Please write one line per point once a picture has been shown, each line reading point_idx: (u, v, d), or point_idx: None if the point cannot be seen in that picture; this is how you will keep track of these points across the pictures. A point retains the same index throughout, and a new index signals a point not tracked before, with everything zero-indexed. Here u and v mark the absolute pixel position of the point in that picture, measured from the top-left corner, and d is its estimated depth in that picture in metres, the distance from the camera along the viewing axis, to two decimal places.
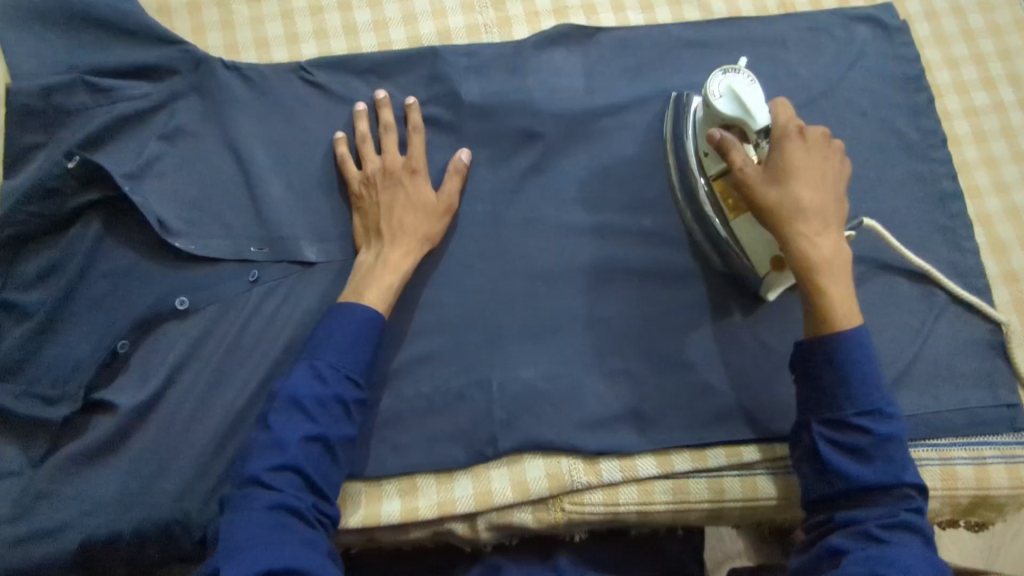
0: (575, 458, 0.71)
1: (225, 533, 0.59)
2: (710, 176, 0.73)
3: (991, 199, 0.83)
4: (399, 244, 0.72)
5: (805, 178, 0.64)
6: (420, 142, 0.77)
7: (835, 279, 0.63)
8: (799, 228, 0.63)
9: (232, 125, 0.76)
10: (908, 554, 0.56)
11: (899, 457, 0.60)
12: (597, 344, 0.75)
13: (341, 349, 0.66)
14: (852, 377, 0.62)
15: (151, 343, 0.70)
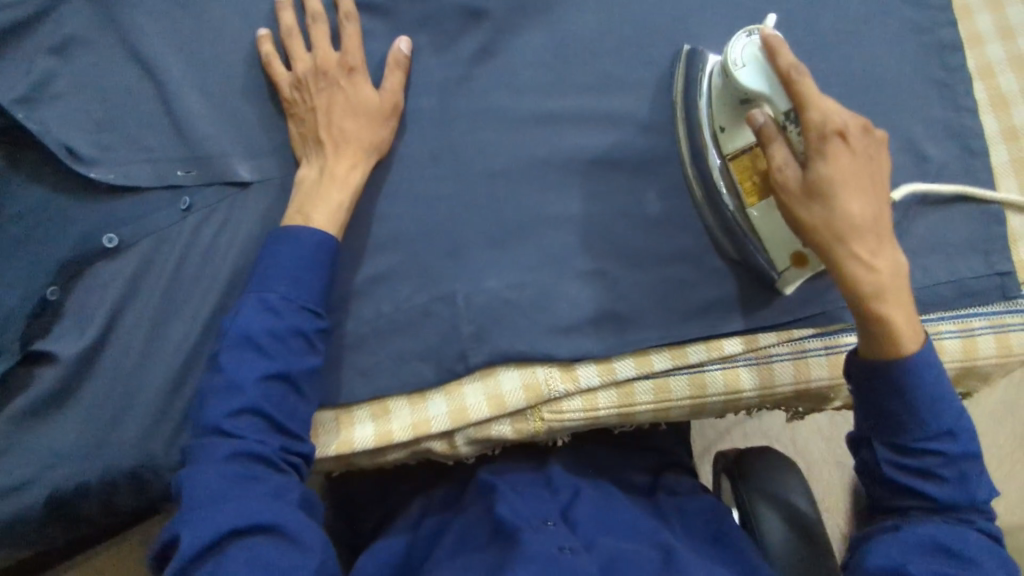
0: (551, 366, 0.68)
1: (186, 483, 0.57)
2: (728, 155, 0.65)
3: (992, 46, 0.74)
4: (343, 154, 0.67)
5: (856, 191, 0.55)
6: (354, 34, 0.69)
7: (893, 305, 0.56)
8: (852, 251, 0.55)
9: (139, 31, 0.69)
10: (977, 541, 0.58)
11: (970, 476, 0.59)
12: (566, 246, 0.69)
13: (285, 276, 0.62)
14: (924, 403, 0.58)
15: (84, 285, 0.66)
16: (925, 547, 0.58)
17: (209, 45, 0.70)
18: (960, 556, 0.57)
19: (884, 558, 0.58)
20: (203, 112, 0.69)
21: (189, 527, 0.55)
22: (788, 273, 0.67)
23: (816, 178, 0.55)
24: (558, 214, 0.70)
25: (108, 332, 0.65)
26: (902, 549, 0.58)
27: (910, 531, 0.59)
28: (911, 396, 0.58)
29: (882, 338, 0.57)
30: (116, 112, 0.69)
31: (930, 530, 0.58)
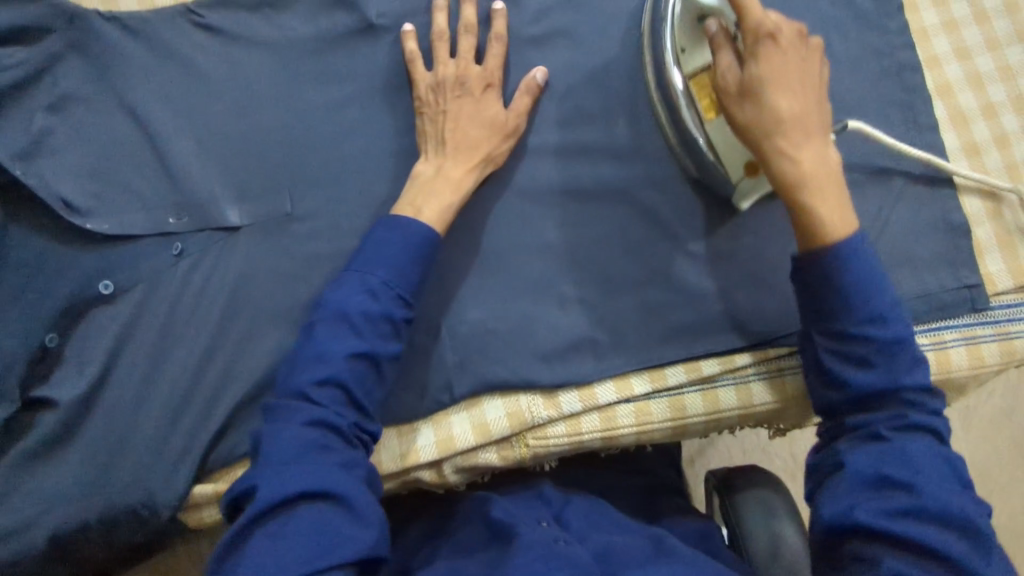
0: (534, 393, 0.70)
1: (265, 439, 0.58)
2: (687, 74, 0.66)
3: (951, 66, 0.77)
4: (461, 158, 0.69)
5: (785, 85, 0.60)
6: (500, 52, 0.73)
7: (821, 197, 0.60)
8: (779, 145, 0.60)
9: (131, 88, 0.73)
10: (919, 452, 0.56)
11: (905, 363, 0.58)
12: (544, 274, 0.72)
13: (391, 262, 0.64)
14: (851, 285, 0.58)
15: (80, 332, 0.69)
16: (868, 483, 0.55)
17: (197, 97, 0.73)
18: (903, 484, 0.54)
19: (834, 507, 0.55)
20: (193, 161, 0.72)
21: (262, 484, 0.55)
22: (742, 183, 0.69)
23: (751, 77, 0.60)
24: (538, 243, 0.72)
25: (105, 374, 0.68)
26: (851, 496, 0.55)
27: (850, 472, 0.56)
28: (841, 286, 0.59)
29: (807, 220, 0.60)
30: (110, 162, 0.72)
31: (873, 460, 0.56)
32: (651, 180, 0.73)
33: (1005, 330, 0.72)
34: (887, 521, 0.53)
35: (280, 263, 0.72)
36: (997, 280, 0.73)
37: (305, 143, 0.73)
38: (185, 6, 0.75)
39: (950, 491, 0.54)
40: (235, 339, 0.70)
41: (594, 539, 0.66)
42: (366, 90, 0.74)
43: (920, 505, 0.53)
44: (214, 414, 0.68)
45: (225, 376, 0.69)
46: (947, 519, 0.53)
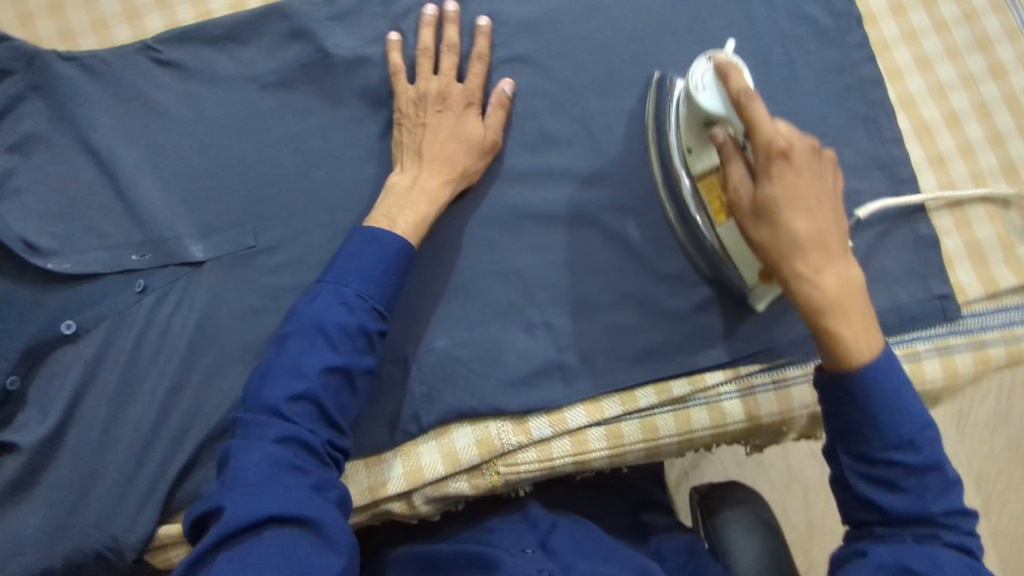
0: (503, 420, 0.69)
1: (234, 457, 0.56)
2: (696, 176, 0.65)
3: (913, 78, 0.77)
4: (436, 171, 0.69)
5: (801, 206, 0.56)
6: (483, 71, 0.73)
7: (845, 320, 0.56)
8: (798, 267, 0.56)
9: (92, 127, 0.73)
10: (949, 568, 0.54)
11: (934, 486, 0.55)
12: (510, 299, 0.71)
13: (365, 275, 0.64)
14: (881, 415, 0.55)
15: (44, 373, 0.68)
16: (887, 568, 0.54)
17: (158, 133, 0.73)
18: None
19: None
20: (154, 197, 0.72)
21: (231, 505, 0.54)
22: (759, 288, 0.67)
23: (763, 197, 0.56)
24: (502, 269, 0.72)
25: (69, 416, 0.68)
26: (867, 573, 0.54)
27: (870, 557, 0.55)
28: (866, 403, 0.56)
29: (830, 338, 0.56)
30: (72, 202, 0.72)
31: (892, 552, 0.55)
32: (613, 201, 0.73)
33: (978, 338, 0.72)
34: None
35: (244, 298, 0.71)
36: (969, 289, 0.72)
37: (267, 176, 0.73)
38: (143, 42, 0.75)
39: None
40: (200, 376, 0.69)
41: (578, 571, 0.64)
42: (326, 122, 0.74)
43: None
44: (179, 452, 0.68)
45: (190, 414, 0.69)
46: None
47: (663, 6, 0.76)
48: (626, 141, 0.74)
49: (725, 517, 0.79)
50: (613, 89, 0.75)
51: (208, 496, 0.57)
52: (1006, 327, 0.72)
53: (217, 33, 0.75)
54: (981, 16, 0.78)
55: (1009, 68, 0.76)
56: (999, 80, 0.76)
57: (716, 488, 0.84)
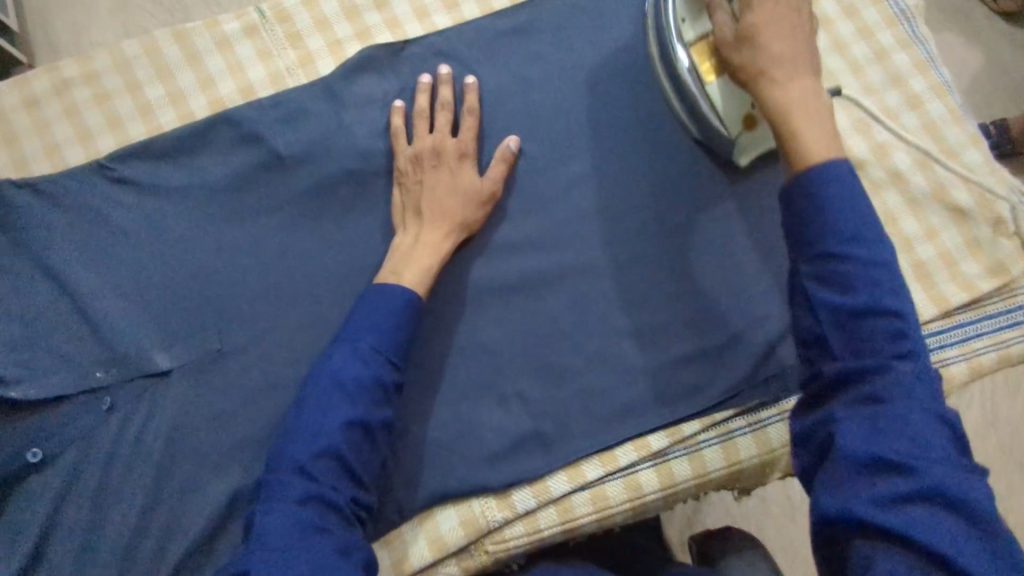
0: (486, 497, 0.69)
1: (260, 520, 0.56)
2: (688, 45, 0.67)
3: (837, 115, 0.81)
4: (437, 227, 0.72)
5: (782, 29, 0.56)
6: (474, 125, 0.76)
7: (806, 119, 0.54)
8: (771, 75, 0.56)
9: (50, 251, 0.73)
10: (881, 328, 0.49)
11: (924, 396, 0.48)
12: (480, 373, 0.72)
13: (377, 329, 0.65)
14: (833, 198, 0.51)
15: (13, 507, 0.67)
16: (866, 465, 0.46)
17: (116, 248, 0.74)
18: (906, 467, 0.45)
19: (835, 499, 0.47)
20: (118, 312, 0.72)
21: (255, 571, 0.52)
22: (739, 138, 0.71)
23: (745, 26, 0.57)
24: (469, 343, 0.73)
25: (41, 547, 0.66)
26: (850, 484, 0.46)
27: (845, 452, 0.47)
28: (859, 305, 0.49)
29: (789, 134, 0.54)
30: (33, 326, 0.71)
31: (865, 433, 0.47)
32: (572, 264, 0.75)
33: (940, 357, 0.73)
34: (885, 513, 0.45)
35: (215, 403, 0.71)
36: (923, 311, 0.74)
37: (229, 278, 0.74)
38: (98, 162, 0.76)
39: (942, 449, 0.46)
40: (176, 487, 0.69)
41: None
42: (283, 219, 0.76)
43: (915, 487, 0.45)
44: (161, 569, 0.66)
45: (169, 528, 0.67)
46: (949, 500, 0.45)
47: (594, 75, 0.80)
48: (575, 206, 0.76)
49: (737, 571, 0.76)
50: (557, 158, 0.78)
51: (235, 561, 0.55)
52: (963, 344, 0.74)
53: (169, 145, 0.77)
54: (891, 53, 0.83)
55: (924, 99, 0.81)
56: (916, 110, 0.81)
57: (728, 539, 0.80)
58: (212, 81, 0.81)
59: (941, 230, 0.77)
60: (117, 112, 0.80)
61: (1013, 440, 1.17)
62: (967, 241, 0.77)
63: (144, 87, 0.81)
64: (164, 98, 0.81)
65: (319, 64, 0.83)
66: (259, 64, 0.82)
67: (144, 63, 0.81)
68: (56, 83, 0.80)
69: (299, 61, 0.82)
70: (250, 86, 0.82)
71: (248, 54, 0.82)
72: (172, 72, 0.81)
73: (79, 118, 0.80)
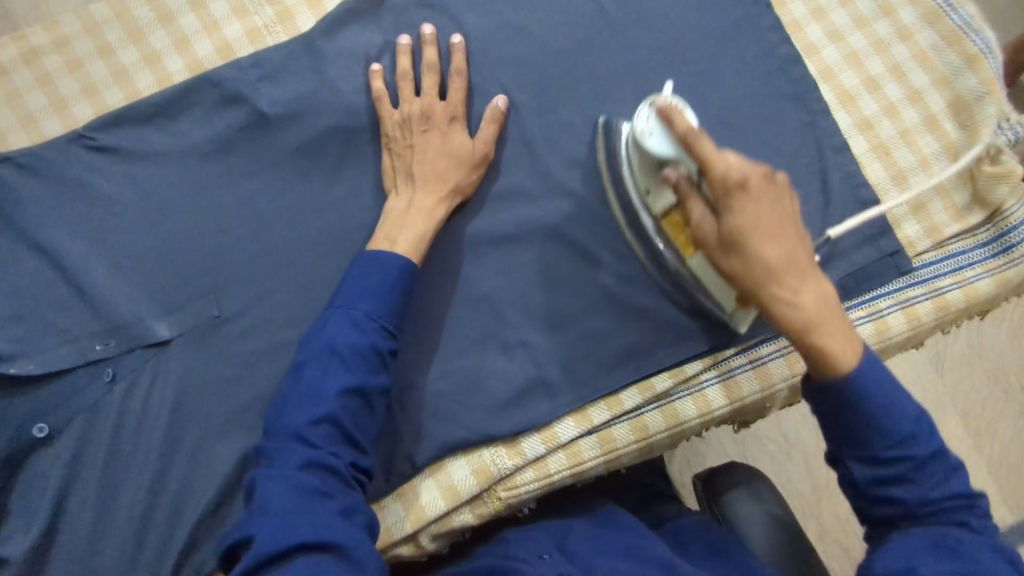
0: (496, 446, 0.70)
1: (260, 487, 0.56)
2: (658, 212, 0.67)
3: (828, 50, 0.80)
4: (430, 190, 0.71)
5: (770, 235, 0.54)
6: (462, 86, 0.75)
7: (831, 333, 0.54)
8: (775, 292, 0.54)
9: (35, 223, 0.72)
10: (904, 430, 0.54)
11: (939, 475, 0.54)
12: (482, 325, 0.72)
13: (371, 294, 0.65)
14: (873, 408, 0.53)
15: (24, 481, 0.66)
16: (930, 551, 0.53)
17: (104, 218, 0.73)
18: (960, 554, 0.52)
19: (886, 561, 0.53)
20: (110, 283, 0.71)
21: (259, 534, 0.53)
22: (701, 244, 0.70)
23: (728, 232, 0.55)
24: (470, 297, 0.73)
25: (57, 519, 0.66)
26: (906, 556, 0.53)
27: (906, 538, 0.54)
28: (873, 411, 0.53)
29: (809, 348, 0.54)
30: (24, 302, 0.70)
31: (926, 535, 0.54)
32: (569, 213, 0.74)
33: (935, 287, 0.75)
34: (938, 565, 0.52)
35: (218, 369, 0.71)
36: (916, 242, 0.75)
37: (223, 243, 0.73)
38: (76, 131, 0.74)
39: (993, 557, 0.52)
40: (184, 454, 0.68)
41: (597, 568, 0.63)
42: (273, 181, 0.75)
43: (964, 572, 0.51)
44: (177, 534, 0.67)
45: (181, 494, 0.68)
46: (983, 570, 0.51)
47: (581, 19, 0.78)
48: (569, 153, 0.76)
49: (742, 503, 0.78)
50: (549, 106, 0.77)
51: (239, 525, 0.56)
52: (957, 272, 0.75)
53: (150, 111, 0.75)
54: None
55: (914, 29, 0.80)
56: (907, 41, 0.80)
57: (738, 475, 0.81)
58: (188, 42, 0.79)
59: (933, 159, 0.77)
60: (91, 79, 0.77)
61: (998, 370, 1.20)
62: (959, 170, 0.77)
63: (117, 52, 0.78)
64: (139, 61, 0.78)
65: (298, 19, 0.80)
66: (236, 22, 0.80)
67: (116, 27, 0.78)
68: (25, 51, 0.77)
69: (277, 18, 0.80)
70: (228, 45, 0.79)
71: (224, 12, 0.80)
72: (147, 33, 0.78)
73: (53, 86, 0.77)
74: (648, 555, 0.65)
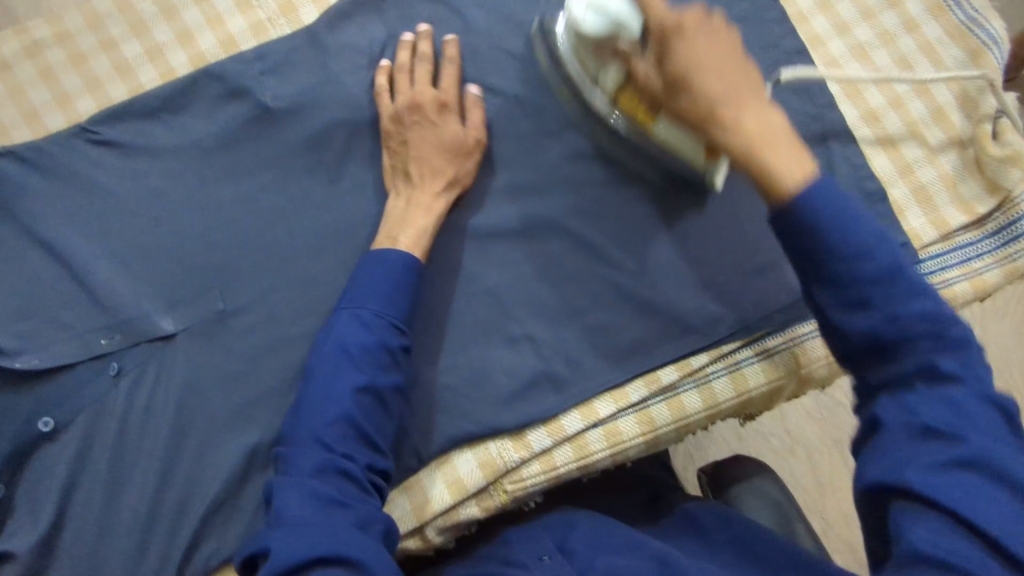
0: (503, 438, 0.70)
1: (279, 495, 0.56)
2: (613, 93, 0.68)
3: (834, 42, 0.80)
4: (427, 185, 0.71)
5: (707, 66, 0.58)
6: (455, 73, 0.74)
7: (771, 149, 0.56)
8: (721, 118, 0.58)
9: (39, 217, 0.72)
10: (893, 289, 0.51)
11: (919, 314, 0.50)
12: (488, 318, 0.72)
13: (378, 294, 0.65)
14: (829, 224, 0.51)
15: (30, 475, 0.66)
16: (911, 433, 0.49)
17: (109, 211, 0.72)
18: (949, 434, 0.49)
19: (878, 467, 0.50)
20: (115, 278, 0.71)
21: (274, 545, 0.53)
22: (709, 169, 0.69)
23: (710, 117, 0.58)
24: (476, 291, 0.72)
25: (63, 513, 0.66)
26: (897, 448, 0.50)
27: (892, 417, 0.50)
28: (834, 246, 0.51)
29: (761, 171, 0.55)
30: (29, 297, 0.70)
31: (925, 405, 0.49)
32: (575, 207, 0.74)
33: (943, 278, 0.74)
34: (935, 477, 0.48)
35: (224, 363, 0.71)
36: (922, 234, 0.75)
37: (227, 237, 0.73)
38: (79, 125, 0.74)
39: (1000, 446, 0.49)
40: (191, 448, 0.68)
41: (596, 565, 0.63)
42: (277, 175, 0.74)
43: (962, 454, 0.48)
44: (184, 528, 0.67)
45: (187, 490, 0.67)
46: (991, 471, 0.48)
47: None
48: (575, 145, 0.75)
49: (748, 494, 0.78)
50: (554, 98, 0.76)
51: (257, 537, 0.56)
52: (965, 264, 0.75)
53: (153, 105, 0.75)
54: None
55: (920, 20, 0.80)
56: (913, 32, 0.80)
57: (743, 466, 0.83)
58: (191, 35, 0.78)
59: (939, 151, 0.77)
60: (95, 73, 0.77)
61: (1002, 366, 1.20)
62: (966, 161, 0.77)
63: (121, 45, 0.78)
64: (143, 55, 0.78)
65: (301, 12, 0.80)
66: (239, 16, 0.79)
67: (118, 20, 0.78)
68: (28, 45, 0.77)
69: (281, 11, 0.80)
70: (232, 38, 0.79)
71: (227, 6, 0.79)
72: (150, 27, 0.78)
73: (56, 80, 0.77)
74: (646, 548, 0.64)
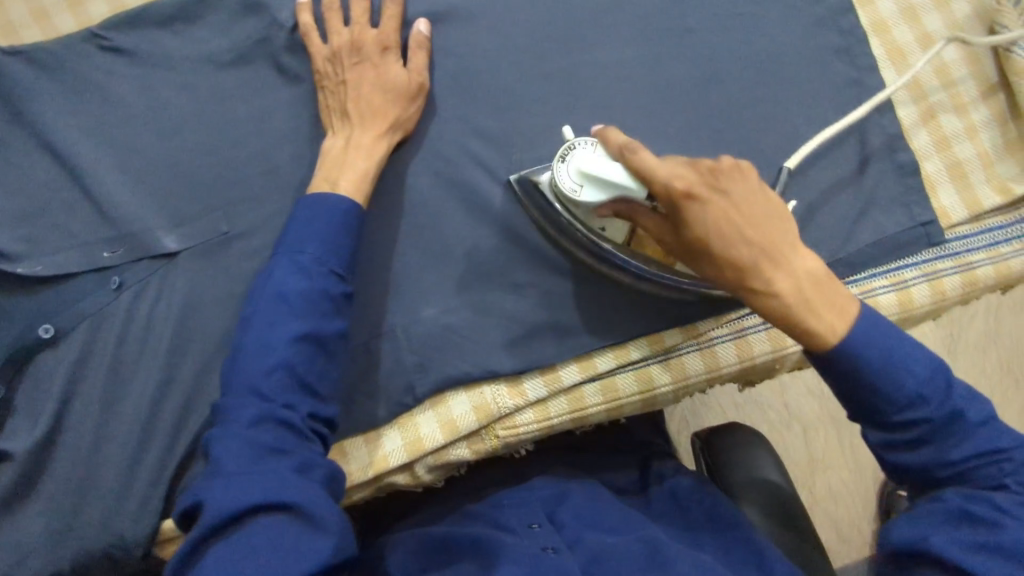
0: (498, 384, 0.69)
1: (212, 446, 0.56)
2: (624, 245, 0.66)
3: (884, 0, 0.75)
4: (368, 126, 0.68)
5: (736, 232, 0.54)
6: (396, 13, 0.71)
7: (817, 312, 0.55)
8: (751, 283, 0.55)
9: (45, 121, 0.70)
10: (960, 426, 0.55)
11: (951, 412, 0.55)
12: (493, 262, 0.71)
13: (319, 238, 0.63)
14: (879, 368, 0.54)
15: (29, 379, 0.67)
16: (951, 517, 0.55)
17: (116, 122, 0.71)
18: (985, 522, 0.54)
19: (906, 529, 0.57)
20: (120, 191, 0.70)
21: (211, 497, 0.53)
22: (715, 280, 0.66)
23: (689, 243, 0.56)
24: (484, 234, 0.71)
25: (60, 419, 0.67)
26: (928, 523, 0.56)
27: (934, 504, 0.56)
28: (867, 374, 0.55)
29: (804, 331, 0.55)
30: (35, 203, 0.69)
31: (957, 499, 0.55)
32: None
33: (966, 261, 0.72)
34: (964, 553, 0.53)
35: (224, 285, 0.70)
36: (952, 213, 0.72)
37: (234, 158, 0.71)
38: (91, 29, 0.72)
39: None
40: (189, 366, 0.68)
41: (583, 540, 0.64)
42: (289, 97, 0.72)
43: (993, 542, 0.53)
44: (177, 445, 0.67)
45: (183, 408, 0.68)
46: (1009, 551, 0.53)
47: None
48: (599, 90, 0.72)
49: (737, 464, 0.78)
50: (581, 38, 0.73)
51: (190, 491, 0.55)
52: (991, 247, 0.72)
53: (166, 14, 0.72)
54: None
55: None
56: None
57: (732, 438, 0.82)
58: None
59: (981, 129, 0.73)
60: None
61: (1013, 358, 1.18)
62: (1006, 141, 0.73)
63: None
64: None
65: None
66: None
67: None
68: None
69: None
70: None
71: None
72: None
73: None
74: (640, 533, 0.64)
